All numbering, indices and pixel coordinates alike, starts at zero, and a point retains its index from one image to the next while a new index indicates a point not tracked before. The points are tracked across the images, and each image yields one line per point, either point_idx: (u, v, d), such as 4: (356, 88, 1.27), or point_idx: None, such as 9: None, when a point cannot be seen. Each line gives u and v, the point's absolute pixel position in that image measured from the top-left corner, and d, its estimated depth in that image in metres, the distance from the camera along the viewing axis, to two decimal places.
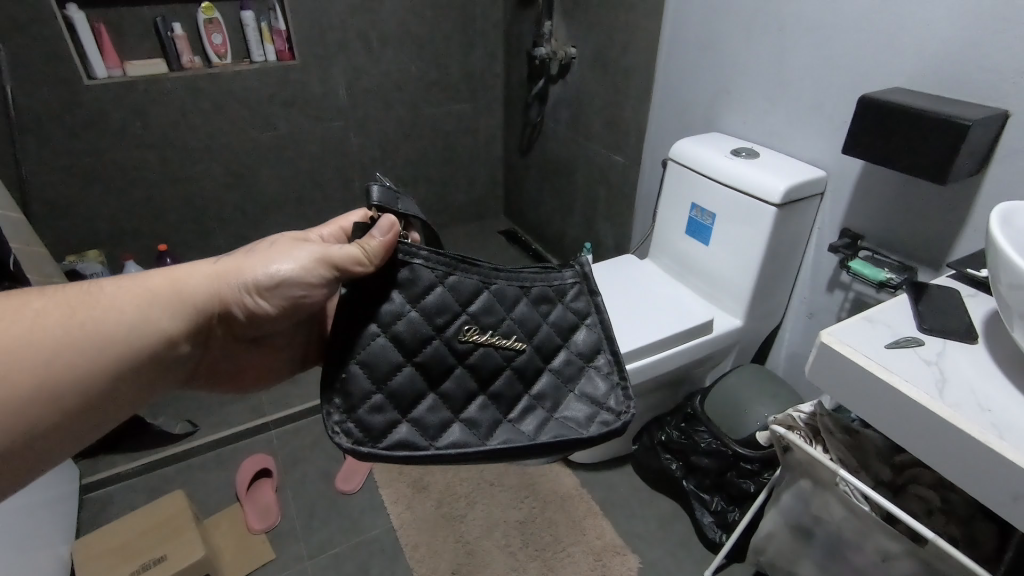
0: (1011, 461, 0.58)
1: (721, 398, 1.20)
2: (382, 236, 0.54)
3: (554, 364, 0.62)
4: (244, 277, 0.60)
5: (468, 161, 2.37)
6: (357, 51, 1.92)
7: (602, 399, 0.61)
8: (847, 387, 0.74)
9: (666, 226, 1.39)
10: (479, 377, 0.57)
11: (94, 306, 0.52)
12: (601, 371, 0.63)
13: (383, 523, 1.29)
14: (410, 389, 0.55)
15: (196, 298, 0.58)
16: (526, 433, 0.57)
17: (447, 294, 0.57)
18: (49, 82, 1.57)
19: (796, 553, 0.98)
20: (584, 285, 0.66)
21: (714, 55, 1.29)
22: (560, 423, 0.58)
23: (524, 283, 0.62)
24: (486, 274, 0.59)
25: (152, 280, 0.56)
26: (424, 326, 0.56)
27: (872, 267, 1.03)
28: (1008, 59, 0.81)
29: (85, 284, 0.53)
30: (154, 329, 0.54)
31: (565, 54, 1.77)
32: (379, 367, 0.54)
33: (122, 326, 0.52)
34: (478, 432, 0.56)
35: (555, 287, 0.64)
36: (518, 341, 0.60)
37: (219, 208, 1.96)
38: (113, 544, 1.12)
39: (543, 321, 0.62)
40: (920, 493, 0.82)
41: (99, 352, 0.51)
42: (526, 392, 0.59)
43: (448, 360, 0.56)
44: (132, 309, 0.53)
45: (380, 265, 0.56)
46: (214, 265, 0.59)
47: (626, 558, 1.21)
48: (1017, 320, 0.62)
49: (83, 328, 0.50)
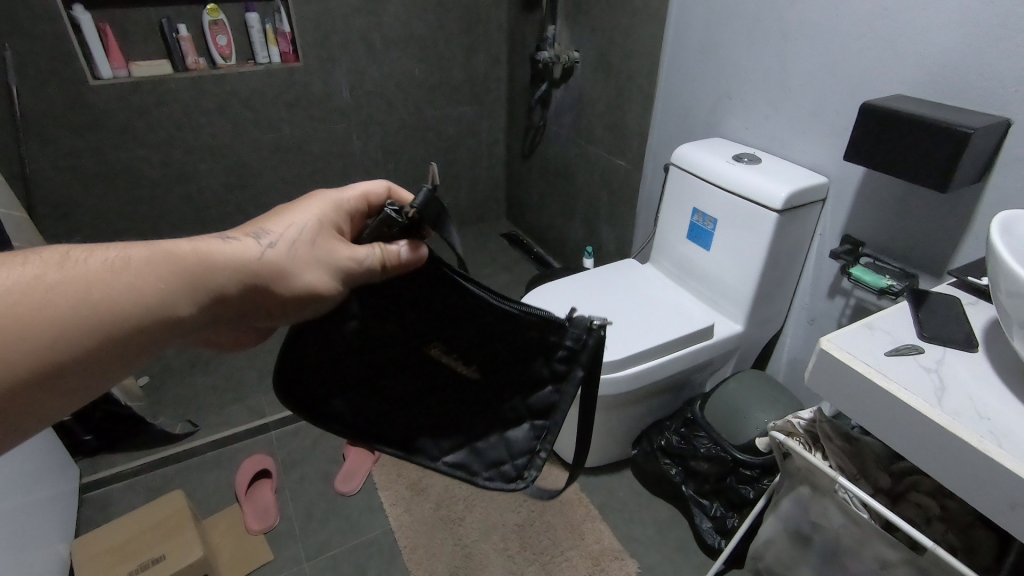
0: (1009, 469, 0.58)
1: (721, 404, 1.21)
2: (408, 260, 0.54)
3: (501, 406, 0.61)
4: (279, 280, 0.50)
5: (471, 164, 2.38)
6: (361, 53, 1.93)
7: (522, 461, 0.60)
8: (846, 395, 0.74)
9: (668, 231, 1.39)
10: (422, 385, 0.61)
11: (113, 280, 0.44)
12: (537, 440, 0.60)
13: (382, 525, 1.29)
14: (354, 373, 0.62)
15: (224, 292, 0.49)
16: (438, 445, 0.63)
17: (421, 306, 0.58)
18: (54, 82, 1.58)
19: (794, 560, 0.97)
20: (575, 352, 0.56)
21: (717, 60, 1.30)
22: (470, 452, 0.62)
23: (509, 325, 0.56)
24: (464, 302, 0.56)
25: (177, 255, 0.47)
26: (392, 330, 0.59)
27: (873, 274, 1.03)
28: (1009, 68, 0.81)
29: (109, 249, 0.45)
30: (172, 316, 0.46)
31: (569, 58, 1.78)
32: (330, 350, 0.60)
33: (134, 303, 0.44)
34: (398, 428, 0.64)
35: (541, 341, 0.56)
36: (474, 372, 0.59)
37: (221, 208, 1.97)
38: (111, 544, 1.12)
39: (511, 365, 0.58)
40: (918, 501, 0.83)
41: (103, 332, 0.43)
42: (461, 415, 0.62)
43: (400, 363, 0.61)
44: (151, 289, 0.45)
45: (392, 275, 0.55)
46: (248, 257, 0.49)
47: (624, 562, 1.21)
48: (1016, 329, 0.62)
49: (96, 306, 0.43)
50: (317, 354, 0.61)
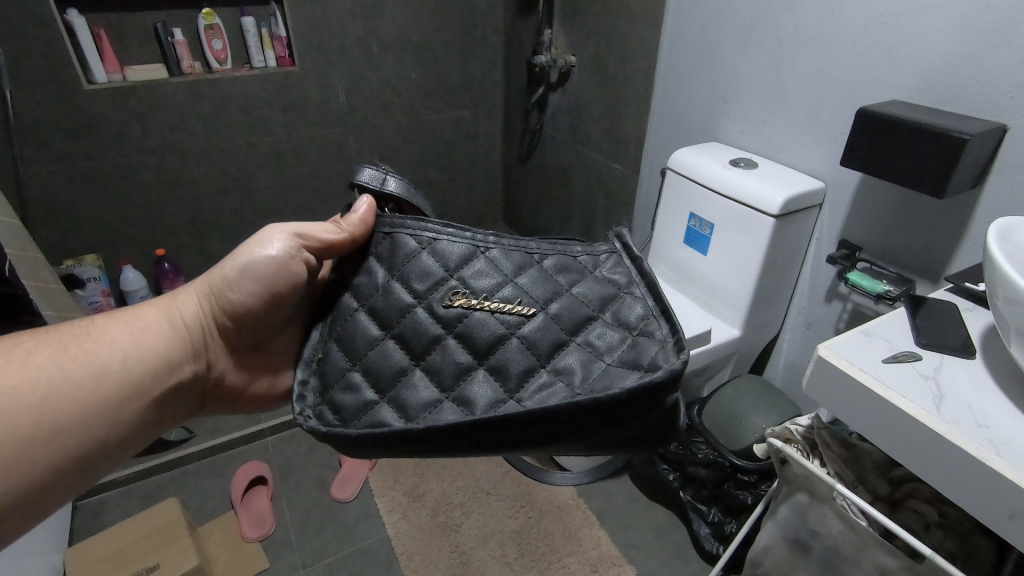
0: (1006, 478, 0.58)
1: (719, 409, 1.20)
2: (362, 212, 0.63)
3: (584, 337, 0.57)
4: (213, 279, 0.68)
5: (468, 168, 2.37)
6: (357, 57, 1.93)
7: (646, 362, 0.53)
8: (845, 402, 0.74)
9: (665, 236, 1.39)
10: (473, 347, 0.56)
11: (86, 340, 0.57)
12: (653, 337, 0.56)
13: (378, 532, 1.28)
14: (391, 366, 0.57)
15: (185, 317, 0.66)
16: (533, 403, 0.52)
17: (433, 260, 0.60)
18: (48, 86, 1.57)
19: (792, 566, 0.96)
20: (622, 256, 0.64)
21: (712, 66, 1.30)
22: (575, 395, 0.52)
23: (536, 254, 0.62)
24: (483, 240, 0.61)
25: (139, 313, 0.63)
26: (407, 295, 0.59)
27: (870, 279, 1.03)
28: (1003, 75, 0.82)
29: (76, 322, 0.58)
30: (149, 354, 0.61)
31: (565, 62, 1.77)
32: (357, 347, 0.58)
33: (116, 355, 0.58)
34: (472, 407, 0.53)
35: (582, 259, 0.63)
36: (523, 308, 0.58)
37: (218, 213, 1.96)
38: (104, 553, 1.11)
39: (565, 290, 0.60)
40: (917, 508, 0.81)
41: (95, 379, 0.56)
42: (541, 363, 0.56)
43: (434, 329, 0.57)
44: (124, 338, 0.59)
45: (359, 237, 0.63)
46: (190, 284, 0.68)
47: (622, 568, 1.20)
48: (1014, 336, 0.62)
49: (77, 361, 0.55)
50: (341, 360, 0.59)
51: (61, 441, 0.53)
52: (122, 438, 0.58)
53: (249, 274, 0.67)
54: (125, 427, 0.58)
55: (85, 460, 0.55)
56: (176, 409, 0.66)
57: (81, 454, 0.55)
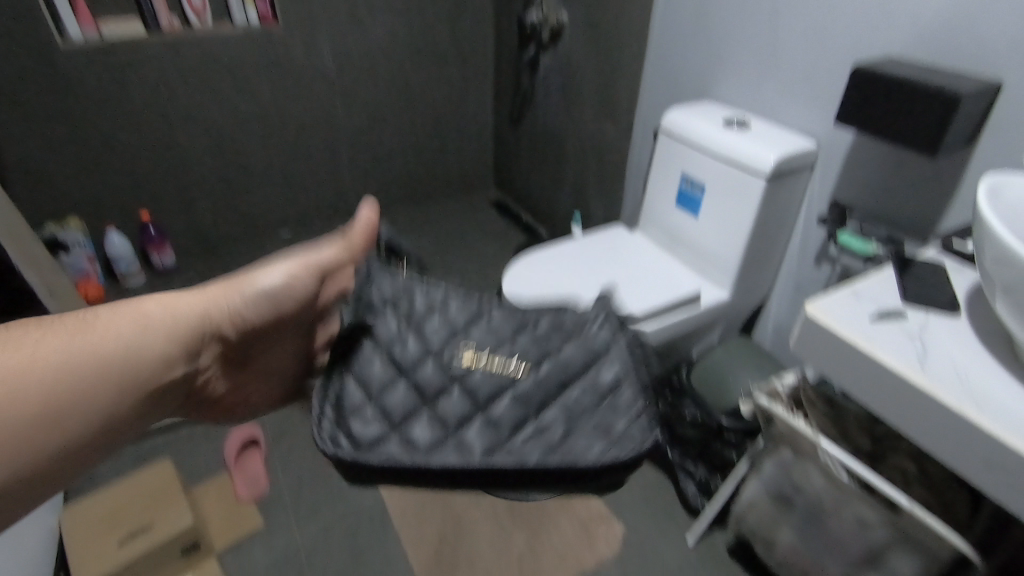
0: (986, 433, 0.60)
1: (708, 372, 1.23)
2: (364, 225, 0.73)
3: (573, 394, 0.60)
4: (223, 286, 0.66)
5: (458, 131, 2.33)
6: (342, 15, 1.86)
7: (622, 429, 0.57)
8: (833, 362, 0.74)
9: (656, 198, 1.37)
10: (470, 400, 0.60)
11: (86, 333, 0.53)
12: (628, 402, 0.59)
13: (371, 493, 1.30)
14: (395, 409, 0.60)
15: (193, 318, 0.63)
16: (522, 457, 0.55)
17: (441, 320, 0.65)
18: (21, 43, 1.51)
19: (775, 522, 0.99)
20: (611, 318, 0.65)
21: (706, 24, 1.28)
22: (561, 453, 0.55)
23: (532, 317, 0.66)
24: (486, 303, 0.67)
25: (145, 306, 0.59)
26: (415, 350, 0.63)
27: (860, 241, 1.02)
28: (999, 32, 0.81)
29: (78, 313, 0.55)
30: (150, 353, 0.58)
31: (557, 21, 1.73)
32: (366, 388, 0.61)
33: (117, 350, 0.55)
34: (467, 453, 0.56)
35: (575, 319, 0.65)
36: (519, 367, 0.61)
37: (203, 176, 1.92)
38: (100, 513, 1.12)
39: (557, 348, 0.63)
40: (897, 463, 0.84)
41: (89, 373, 0.52)
42: (531, 416, 0.59)
43: (438, 382, 0.61)
44: (123, 332, 0.56)
45: (360, 249, 0.74)
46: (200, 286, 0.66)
47: (610, 525, 1.23)
48: (1000, 295, 0.63)
49: (75, 353, 0.52)
50: (346, 399, 0.61)
51: (46, 437, 0.49)
52: (108, 436, 0.55)
53: (255, 292, 0.68)
54: (112, 426, 0.55)
55: (67, 459, 0.52)
56: (164, 412, 0.63)
57: (65, 455, 0.51)
